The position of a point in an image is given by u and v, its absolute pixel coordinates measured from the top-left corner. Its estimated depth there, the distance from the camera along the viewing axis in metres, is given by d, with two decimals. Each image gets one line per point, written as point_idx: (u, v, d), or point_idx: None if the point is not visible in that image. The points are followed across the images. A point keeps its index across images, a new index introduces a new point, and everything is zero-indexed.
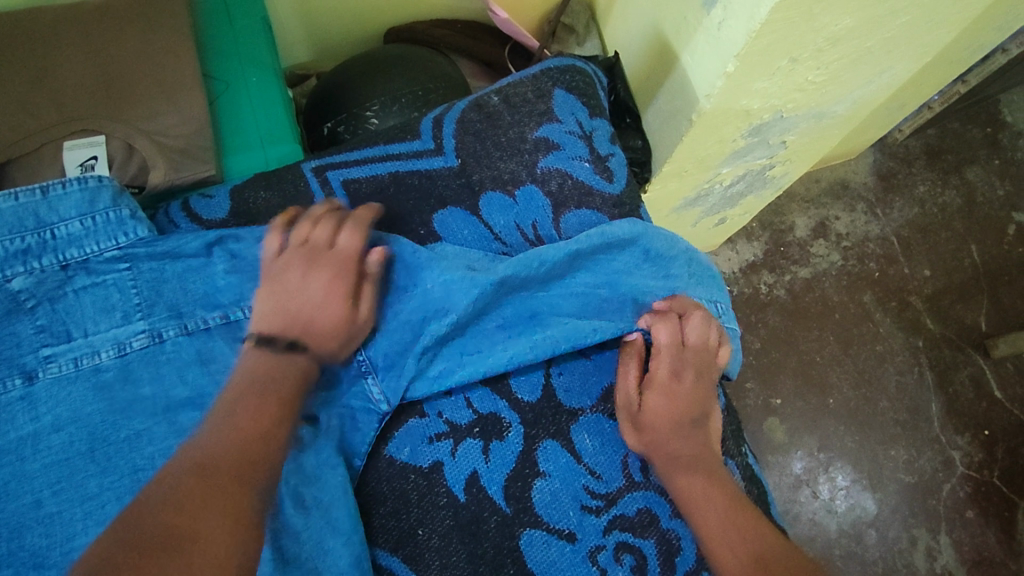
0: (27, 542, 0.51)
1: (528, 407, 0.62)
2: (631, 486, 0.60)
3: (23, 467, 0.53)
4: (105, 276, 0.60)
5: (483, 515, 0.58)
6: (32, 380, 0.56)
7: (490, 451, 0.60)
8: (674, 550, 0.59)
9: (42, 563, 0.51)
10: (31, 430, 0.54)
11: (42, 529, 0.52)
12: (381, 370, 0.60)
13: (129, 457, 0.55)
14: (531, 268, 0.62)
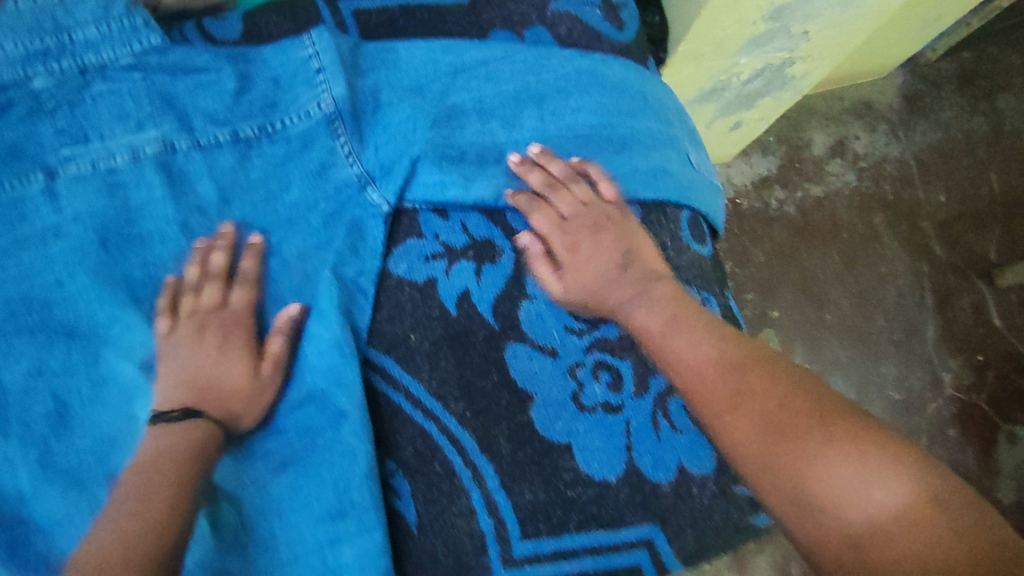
0: (56, 313, 0.59)
1: (521, 235, 0.64)
2: (612, 315, 0.63)
3: (49, 250, 0.60)
4: (121, 83, 0.61)
5: (472, 329, 0.62)
6: (53, 177, 0.60)
7: (482, 272, 0.63)
8: (649, 373, 0.62)
9: (72, 331, 0.59)
10: (54, 221, 0.60)
11: (67, 304, 0.59)
12: (380, 179, 0.62)
13: (139, 253, 0.61)
14: (524, 99, 0.66)
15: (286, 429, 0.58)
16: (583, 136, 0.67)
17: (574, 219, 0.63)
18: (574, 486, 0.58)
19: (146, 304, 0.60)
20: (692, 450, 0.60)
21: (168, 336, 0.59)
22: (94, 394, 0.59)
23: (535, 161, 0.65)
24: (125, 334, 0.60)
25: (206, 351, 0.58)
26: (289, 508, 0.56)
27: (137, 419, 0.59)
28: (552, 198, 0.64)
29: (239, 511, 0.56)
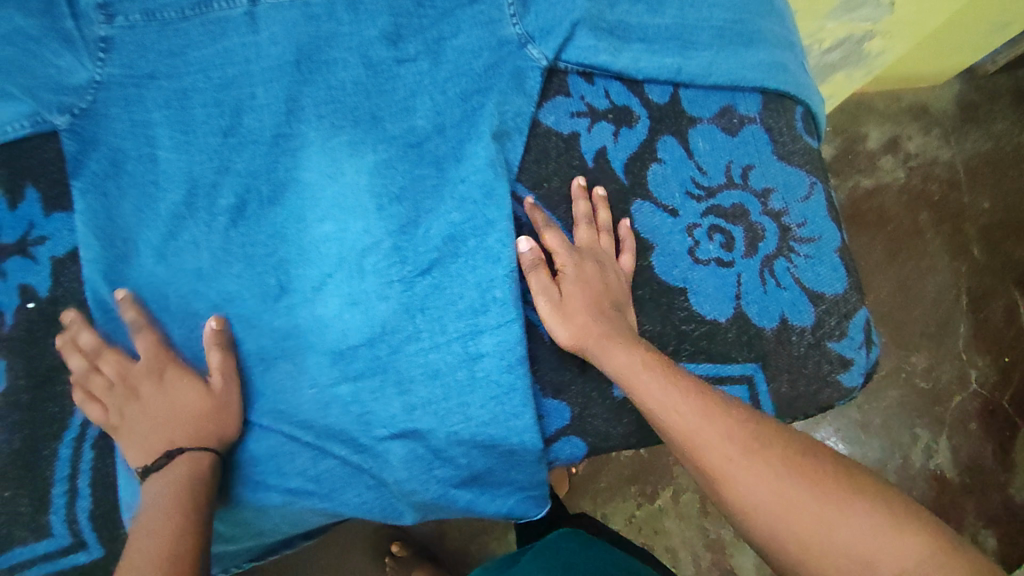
0: (245, 121, 0.66)
1: (656, 107, 0.71)
2: (730, 184, 0.69)
3: (248, 68, 0.66)
4: None
5: (605, 181, 0.68)
6: (256, 5, 0.65)
7: (619, 134, 0.69)
8: (758, 239, 0.68)
9: (257, 139, 0.66)
10: (253, 40, 0.65)
11: (257, 114, 0.66)
12: (538, 39, 0.68)
13: (325, 77, 0.67)
14: None
15: (438, 237, 0.65)
16: (718, 27, 0.71)
17: (574, 284, 0.62)
18: (688, 321, 0.65)
19: (326, 123, 0.66)
20: (794, 305, 0.66)
21: (344, 149, 0.66)
22: (272, 195, 0.65)
23: (674, 44, 0.70)
24: (307, 146, 0.66)
25: (371, 167, 0.66)
26: (436, 303, 0.64)
27: (307, 222, 0.65)
28: (686, 78, 0.70)
29: (391, 305, 0.63)
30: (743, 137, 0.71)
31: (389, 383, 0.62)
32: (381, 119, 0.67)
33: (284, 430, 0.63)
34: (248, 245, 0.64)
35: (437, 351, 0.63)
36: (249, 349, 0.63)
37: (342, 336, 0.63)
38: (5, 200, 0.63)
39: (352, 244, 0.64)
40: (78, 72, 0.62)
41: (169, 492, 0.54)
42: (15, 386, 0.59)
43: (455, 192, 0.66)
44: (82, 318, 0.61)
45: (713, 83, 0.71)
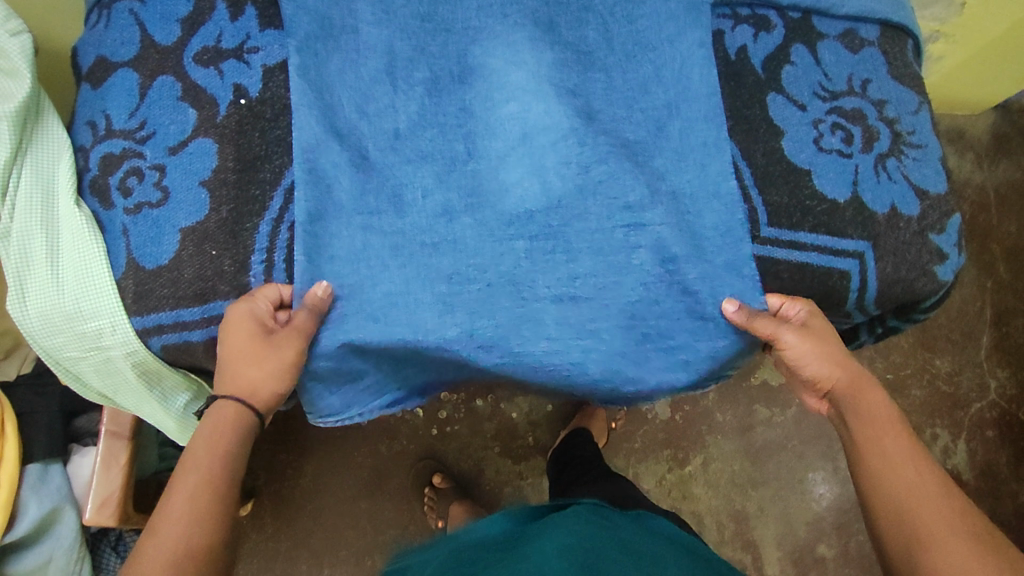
0: (441, 12, 0.73)
1: (791, 19, 0.79)
2: (851, 92, 0.78)
3: None
4: None
5: (745, 73, 0.77)
6: None
7: (758, 37, 0.78)
8: (874, 138, 0.76)
9: (450, 32, 0.73)
10: None
11: (450, 6, 0.73)
12: None
13: None
14: None
15: (615, 137, 0.72)
16: None
17: (822, 329, 0.69)
18: (812, 198, 0.73)
19: (510, 19, 0.72)
20: (902, 196, 0.74)
21: (526, 41, 0.72)
22: (461, 75, 0.72)
23: None
24: (490, 40, 0.72)
25: (551, 57, 0.72)
26: (609, 189, 0.69)
27: (495, 101, 0.71)
28: (818, 5, 0.79)
29: (566, 184, 0.69)
30: (862, 56, 0.80)
31: (557, 250, 0.68)
32: (558, 26, 0.74)
33: (448, 286, 0.66)
34: (441, 114, 0.70)
35: (601, 233, 0.69)
36: (434, 202, 0.68)
37: (520, 205, 0.68)
38: (227, 12, 0.69)
39: (534, 123, 0.70)
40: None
41: (204, 460, 0.58)
42: (224, 167, 0.64)
43: (628, 102, 0.74)
44: (286, 120, 0.67)
45: (843, 13, 0.80)
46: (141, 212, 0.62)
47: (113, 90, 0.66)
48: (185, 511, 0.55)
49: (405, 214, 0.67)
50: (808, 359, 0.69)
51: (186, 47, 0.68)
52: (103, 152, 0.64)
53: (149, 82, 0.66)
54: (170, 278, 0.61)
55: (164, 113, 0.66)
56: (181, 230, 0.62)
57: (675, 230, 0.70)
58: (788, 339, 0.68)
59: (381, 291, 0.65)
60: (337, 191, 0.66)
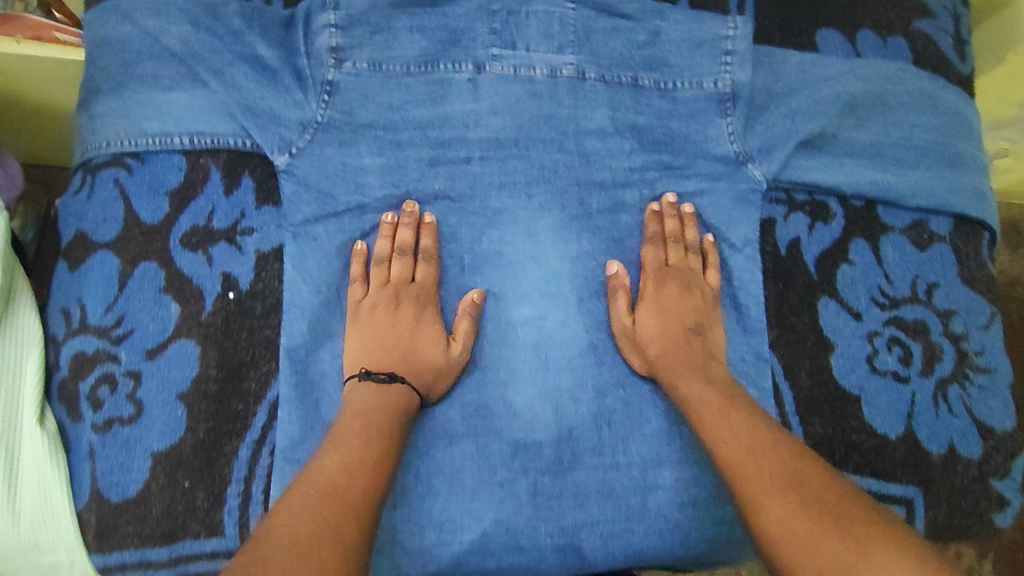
0: (457, 185, 0.68)
1: (852, 207, 0.70)
2: (915, 298, 0.69)
3: (465, 132, 0.69)
4: (557, 7, 0.70)
5: (795, 272, 0.68)
6: (479, 70, 0.69)
7: (813, 228, 0.70)
8: (935, 358, 0.67)
9: (466, 207, 0.67)
10: (473, 107, 0.69)
11: (467, 180, 0.68)
12: (758, 157, 0.69)
13: (542, 154, 0.69)
14: (878, 105, 0.71)
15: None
16: (919, 146, 0.71)
17: (666, 297, 0.65)
18: (859, 431, 0.64)
19: (535, 202, 0.68)
20: (963, 433, 0.65)
21: (550, 232, 0.67)
22: (473, 263, 0.66)
23: (876, 161, 0.70)
24: (510, 222, 0.67)
25: (576, 252, 0.67)
26: (624, 420, 0.64)
27: (508, 302, 0.65)
28: (885, 197, 0.70)
29: (582, 412, 0.63)
30: (930, 254, 0.70)
31: (564, 493, 0.61)
32: (587, 207, 0.69)
33: (440, 532, 0.59)
34: (447, 309, 0.65)
35: (613, 471, 0.62)
36: (435, 419, 0.61)
37: (527, 432, 0.62)
38: (222, 183, 0.63)
39: (550, 332, 0.65)
40: (305, 107, 0.65)
41: (331, 464, 0.52)
42: (206, 374, 0.58)
43: None
44: (277, 317, 0.61)
45: (913, 207, 0.71)
46: (111, 430, 0.56)
47: (89, 275, 0.60)
48: (305, 529, 0.47)
49: None
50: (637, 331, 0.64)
51: (174, 227, 0.61)
52: (74, 350, 0.58)
53: (130, 268, 0.60)
54: (137, 513, 0.55)
55: (144, 307, 0.59)
56: (153, 455, 0.56)
57: (696, 471, 0.63)
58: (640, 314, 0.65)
59: None
60: (325, 409, 0.59)
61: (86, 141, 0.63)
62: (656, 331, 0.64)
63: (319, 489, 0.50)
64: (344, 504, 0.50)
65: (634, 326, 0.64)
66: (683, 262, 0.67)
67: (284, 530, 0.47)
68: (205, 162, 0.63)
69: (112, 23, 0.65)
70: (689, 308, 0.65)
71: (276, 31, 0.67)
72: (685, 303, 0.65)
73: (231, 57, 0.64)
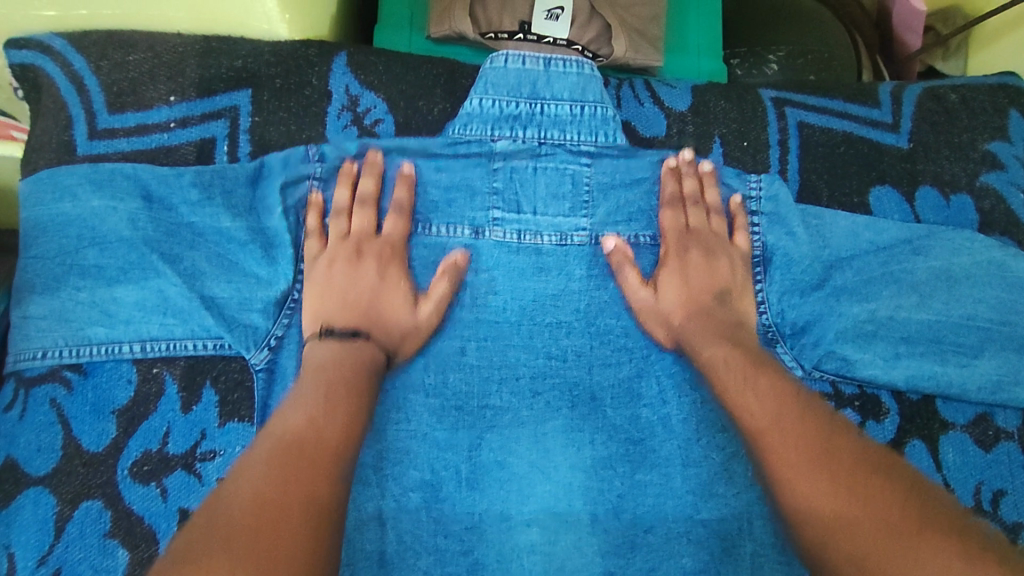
0: (451, 380, 0.58)
1: (909, 402, 0.62)
2: (978, 510, 0.60)
3: (460, 313, 0.59)
4: (567, 164, 0.62)
5: None
6: (478, 236, 0.60)
7: (864, 428, 0.61)
8: None
9: (463, 405, 0.58)
10: (471, 281, 0.60)
11: (462, 373, 0.58)
12: (788, 338, 0.62)
13: (548, 342, 0.60)
14: (938, 282, 0.63)
15: None
16: (982, 328, 0.62)
17: (689, 260, 0.61)
18: None
19: (543, 401, 0.59)
20: None
21: (560, 436, 0.58)
22: (472, 476, 0.57)
23: (934, 348, 0.62)
24: (513, 427, 0.58)
25: (590, 460, 0.58)
26: None
27: (512, 523, 0.57)
28: (943, 391, 0.61)
29: None
30: (996, 454, 0.62)
31: None
32: (602, 403, 0.59)
33: None
34: (442, 534, 0.56)
35: None
36: None
37: None
38: (179, 397, 0.54)
39: (560, 561, 0.56)
40: (279, 282, 0.57)
41: (299, 418, 0.48)
42: None
43: (684, 517, 0.58)
44: None
45: (977, 401, 0.62)
46: None
47: (21, 517, 0.51)
48: (262, 491, 0.42)
49: None
50: (647, 295, 0.60)
51: (122, 454, 0.52)
52: None
53: (68, 509, 0.51)
54: None
55: (84, 557, 0.50)
56: None
57: None
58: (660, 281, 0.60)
59: None
60: None
61: (17, 346, 0.54)
62: (680, 304, 0.60)
63: (285, 446, 0.45)
64: (317, 464, 0.45)
65: (655, 296, 0.60)
66: (705, 225, 0.62)
67: (253, 484, 0.43)
68: (159, 371, 0.54)
69: (47, 200, 0.56)
70: (717, 275, 0.61)
71: (242, 192, 0.58)
72: (711, 268, 0.61)
73: (191, 239, 0.56)
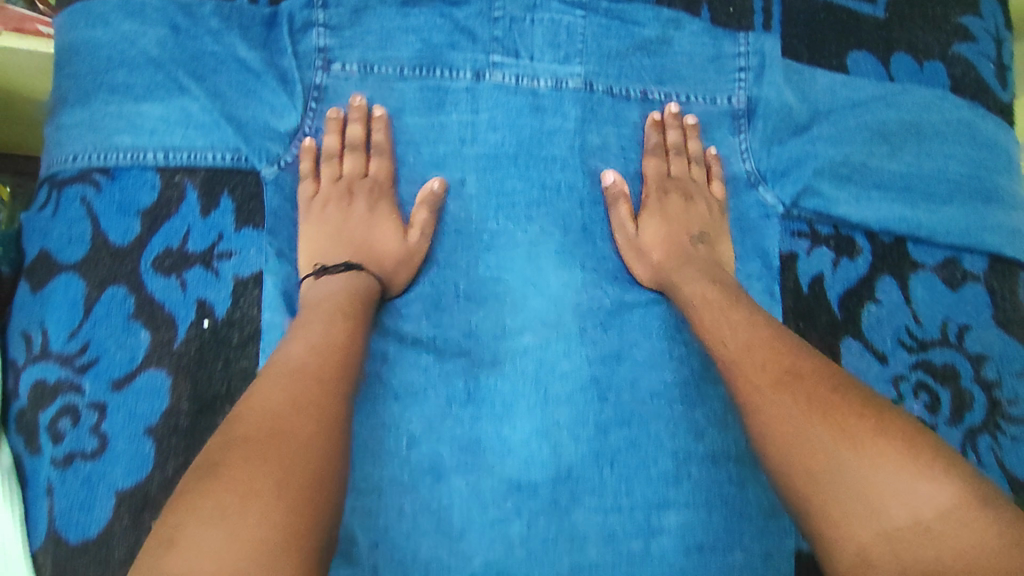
0: (451, 207, 0.63)
1: (880, 243, 0.66)
2: (944, 342, 0.64)
3: (462, 149, 0.64)
4: (563, 15, 0.66)
5: (818, 310, 0.64)
6: (479, 79, 0.65)
7: (839, 264, 0.65)
8: (965, 407, 0.63)
9: (463, 228, 0.63)
10: (471, 119, 0.64)
11: (463, 201, 0.63)
12: (770, 179, 0.66)
13: (543, 174, 0.64)
14: (910, 133, 0.67)
15: (642, 389, 0.61)
16: (951, 180, 0.66)
17: (670, 206, 0.65)
18: None
19: (537, 225, 0.63)
20: None
21: (552, 258, 0.63)
22: (469, 291, 0.62)
23: (904, 193, 0.66)
24: (509, 247, 0.62)
25: (578, 281, 0.63)
26: (628, 461, 0.60)
27: (506, 330, 0.61)
28: (914, 232, 0.65)
29: (582, 450, 0.59)
30: (963, 295, 0.65)
31: (561, 537, 0.58)
32: (593, 233, 0.64)
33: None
34: (439, 337, 0.61)
35: (614, 514, 0.59)
36: (422, 455, 0.59)
37: (523, 469, 0.59)
38: (199, 203, 0.58)
39: (550, 365, 0.61)
40: (290, 116, 0.62)
41: (298, 343, 0.49)
42: (177, 408, 0.55)
43: (663, 334, 0.63)
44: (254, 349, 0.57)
45: (945, 244, 0.66)
46: (70, 467, 0.52)
47: (53, 298, 0.55)
48: (274, 407, 0.44)
49: (383, 464, 0.58)
50: (634, 236, 0.64)
51: (146, 250, 0.57)
52: (34, 377, 0.54)
53: (96, 292, 0.55)
54: (98, 557, 0.51)
55: (110, 334, 0.55)
56: (118, 493, 0.52)
57: (704, 515, 0.59)
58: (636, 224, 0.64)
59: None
60: None
61: (52, 154, 0.58)
62: (659, 240, 0.64)
63: (285, 366, 0.47)
64: (326, 382, 0.46)
65: (637, 231, 0.64)
66: (685, 173, 0.67)
67: (263, 403, 0.44)
68: (181, 179, 0.58)
69: (81, 25, 0.60)
70: (693, 216, 0.65)
71: (257, 30, 0.62)
72: (688, 211, 0.65)
73: (214, 65, 0.60)
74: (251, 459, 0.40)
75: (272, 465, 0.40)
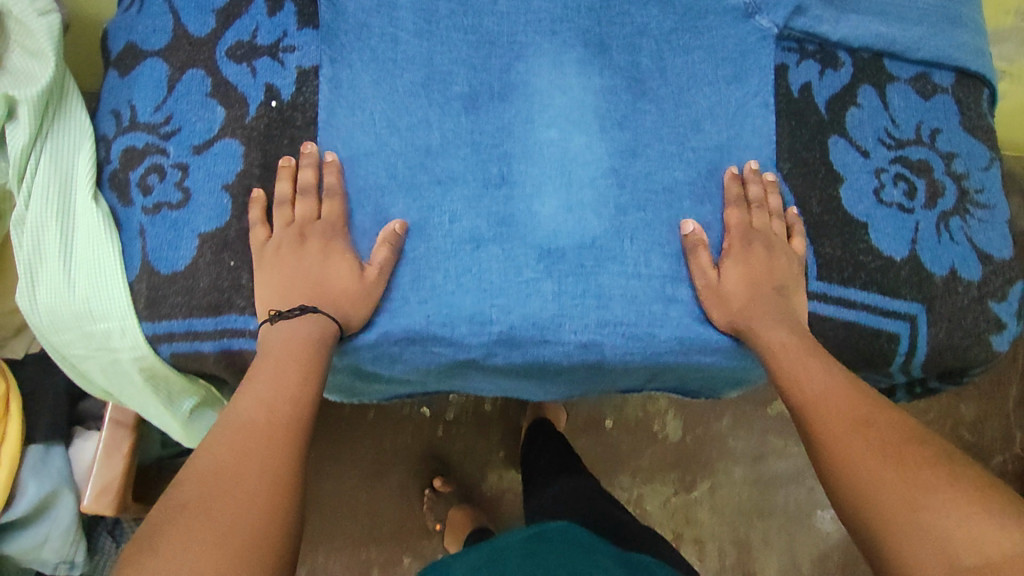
0: (485, 23, 0.70)
1: (859, 58, 0.74)
2: (919, 141, 0.73)
3: None
4: None
5: (807, 112, 0.72)
6: None
7: (824, 74, 0.73)
8: (937, 195, 0.72)
9: (494, 41, 0.70)
10: None
11: (496, 18, 0.70)
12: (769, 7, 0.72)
13: None
14: None
15: (656, 180, 0.69)
16: (922, 8, 0.75)
17: (756, 254, 0.66)
18: (866, 253, 0.69)
19: (560, 37, 0.71)
20: (964, 259, 0.70)
21: (574, 66, 0.71)
22: (502, 91, 0.69)
23: (881, 17, 0.74)
24: (535, 57, 0.70)
25: (597, 85, 0.71)
26: (645, 236, 0.67)
27: (535, 125, 0.69)
28: (890, 48, 0.74)
29: (603, 224, 0.67)
30: (934, 103, 0.74)
31: (588, 295, 0.66)
32: (609, 47, 0.72)
33: (471, 324, 0.64)
34: (477, 132, 0.68)
35: (636, 280, 0.66)
36: (463, 228, 0.65)
37: (553, 238, 0.66)
38: (265, 5, 0.66)
39: (573, 156, 0.68)
40: None
41: (248, 400, 0.52)
42: (249, 172, 0.62)
43: (674, 133, 0.70)
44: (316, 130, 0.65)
45: (917, 60, 0.74)
46: (159, 213, 0.60)
47: (140, 80, 0.63)
48: (222, 467, 0.47)
49: (429, 236, 0.65)
50: (706, 267, 0.66)
51: (220, 40, 0.65)
52: (124, 145, 0.62)
53: (178, 74, 0.63)
54: (185, 285, 0.60)
55: (190, 109, 0.63)
56: (200, 235, 0.60)
57: None
58: (722, 270, 0.66)
59: (392, 320, 0.64)
60: (360, 215, 0.64)
61: None
62: (741, 289, 0.66)
63: (246, 427, 0.50)
64: (280, 444, 0.50)
65: (721, 279, 0.66)
66: (768, 226, 0.68)
67: (212, 460, 0.47)
68: None
69: None
70: (777, 270, 0.66)
71: None
72: (773, 263, 0.66)
73: None
74: (203, 515, 0.44)
75: (224, 535, 0.43)
